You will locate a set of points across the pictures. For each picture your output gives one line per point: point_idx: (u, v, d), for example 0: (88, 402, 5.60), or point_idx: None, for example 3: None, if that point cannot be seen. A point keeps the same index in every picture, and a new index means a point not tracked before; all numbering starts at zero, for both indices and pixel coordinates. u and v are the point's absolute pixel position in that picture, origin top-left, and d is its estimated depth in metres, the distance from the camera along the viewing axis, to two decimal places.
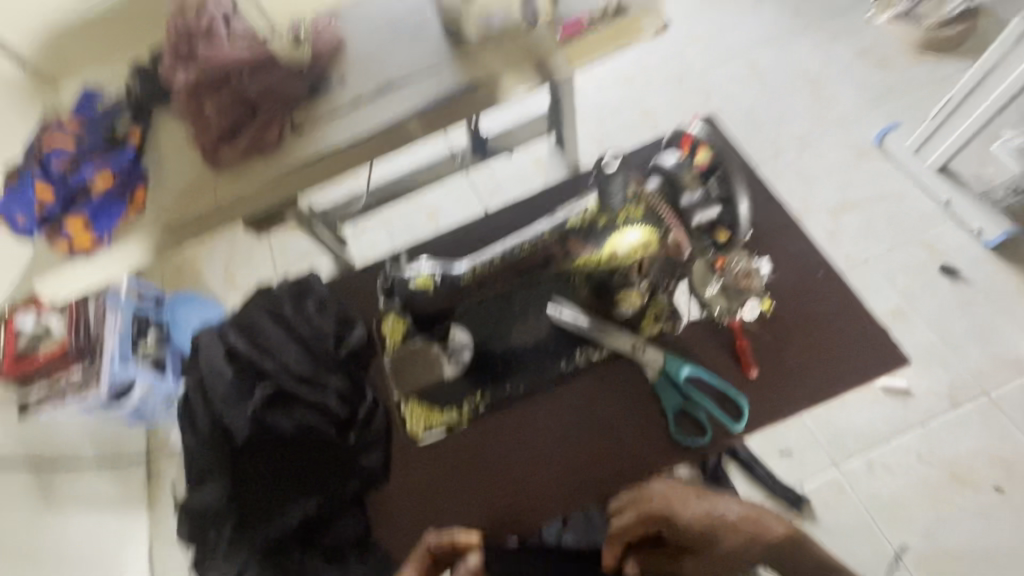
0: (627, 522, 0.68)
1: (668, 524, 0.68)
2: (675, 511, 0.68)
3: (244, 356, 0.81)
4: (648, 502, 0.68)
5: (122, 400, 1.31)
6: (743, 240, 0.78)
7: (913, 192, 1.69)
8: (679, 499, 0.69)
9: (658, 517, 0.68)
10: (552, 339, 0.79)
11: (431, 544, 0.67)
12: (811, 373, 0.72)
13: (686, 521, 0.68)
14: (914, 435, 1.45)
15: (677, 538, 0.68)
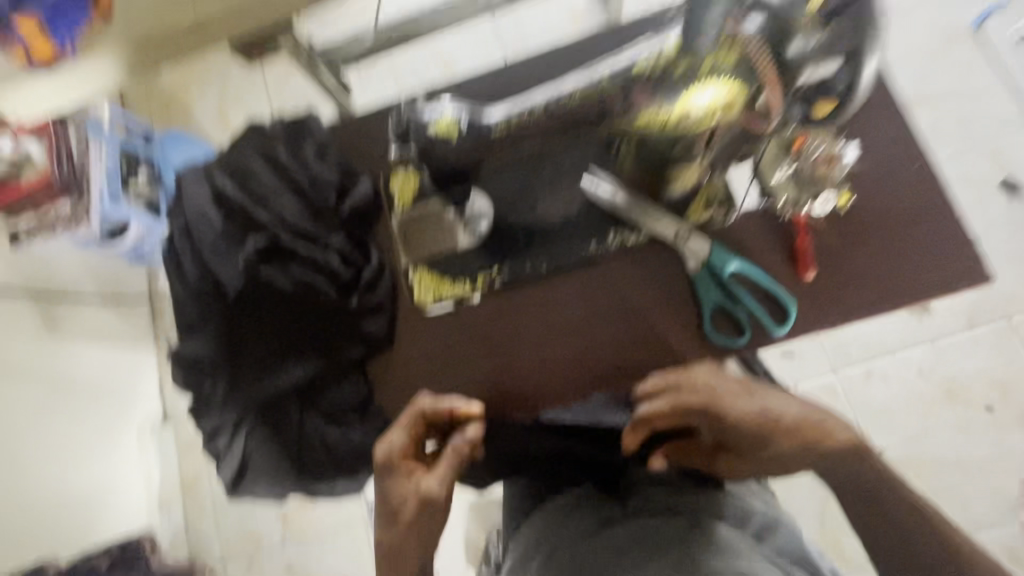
0: (665, 412, 0.63)
1: (715, 419, 0.62)
2: (723, 409, 0.62)
3: (233, 201, 0.71)
4: (690, 393, 0.62)
5: (119, 239, 1.19)
6: (852, 108, 0.58)
7: (983, 71, 1.27)
8: (730, 395, 0.63)
9: (703, 412, 0.62)
10: (584, 216, 0.70)
11: (428, 408, 0.63)
12: (875, 280, 0.64)
13: (733, 419, 0.62)
14: (920, 350, 1.30)
15: (720, 431, 0.64)
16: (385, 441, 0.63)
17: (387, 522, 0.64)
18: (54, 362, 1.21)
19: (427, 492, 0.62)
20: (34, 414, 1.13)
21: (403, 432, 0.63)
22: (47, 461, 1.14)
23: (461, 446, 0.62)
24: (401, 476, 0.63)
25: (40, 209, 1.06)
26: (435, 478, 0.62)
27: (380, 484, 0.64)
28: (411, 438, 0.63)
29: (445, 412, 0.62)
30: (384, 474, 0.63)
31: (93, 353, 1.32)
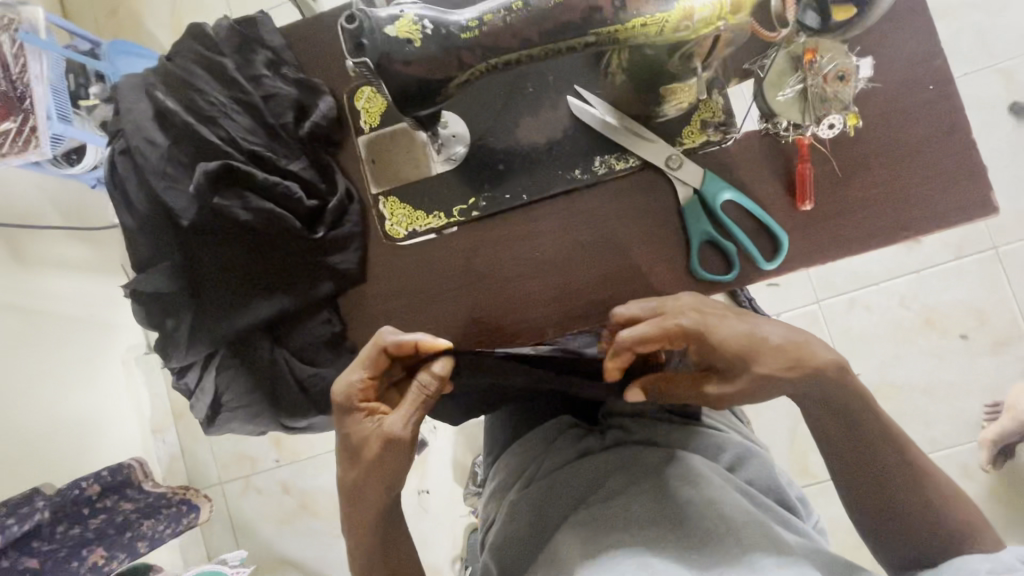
0: (648, 331, 0.56)
1: (701, 338, 0.56)
2: (709, 329, 0.56)
3: (178, 121, 0.64)
4: (677, 315, 0.57)
5: (76, 163, 1.08)
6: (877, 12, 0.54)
7: None
8: (716, 314, 0.57)
9: (688, 329, 0.56)
10: (569, 139, 0.64)
11: (389, 340, 0.57)
12: (875, 211, 0.60)
13: (719, 339, 0.56)
14: (905, 280, 1.30)
15: (704, 356, 0.57)
16: (343, 377, 0.57)
17: (349, 471, 0.57)
18: (26, 294, 1.17)
19: (390, 432, 0.55)
20: (10, 345, 1.10)
21: (363, 366, 0.57)
22: (32, 392, 1.13)
23: (428, 381, 0.56)
24: (363, 416, 0.57)
25: None
26: (398, 415, 0.55)
27: (339, 426, 0.57)
28: (371, 373, 0.57)
29: (409, 343, 0.56)
30: (343, 413, 0.57)
31: (67, 283, 1.28)
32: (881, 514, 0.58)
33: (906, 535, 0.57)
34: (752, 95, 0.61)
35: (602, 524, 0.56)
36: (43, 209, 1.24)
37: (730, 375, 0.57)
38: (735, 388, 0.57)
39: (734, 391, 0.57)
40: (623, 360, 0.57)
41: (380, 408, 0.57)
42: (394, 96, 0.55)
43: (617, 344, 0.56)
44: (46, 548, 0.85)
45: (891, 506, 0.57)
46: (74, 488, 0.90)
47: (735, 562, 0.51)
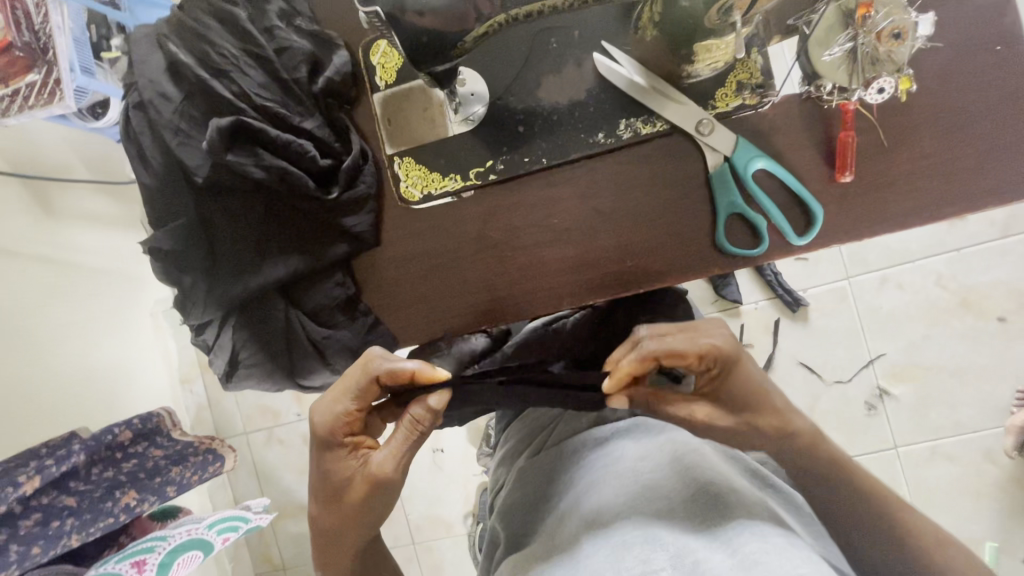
0: (681, 345, 0.55)
1: (728, 368, 0.56)
2: (739, 363, 0.56)
3: (189, 74, 0.62)
4: (709, 338, 0.56)
5: (102, 116, 1.14)
6: None
7: None
8: (744, 359, 0.56)
9: (721, 353, 0.55)
10: (593, 101, 0.60)
11: (380, 372, 0.54)
12: (920, 186, 0.56)
13: (743, 373, 0.56)
14: (943, 258, 1.24)
15: (712, 387, 0.57)
16: (326, 409, 0.55)
17: (334, 502, 0.57)
18: (57, 247, 1.20)
19: (379, 471, 0.55)
20: (45, 295, 1.14)
21: (350, 398, 0.55)
22: (67, 340, 1.17)
23: (419, 418, 0.56)
24: (348, 449, 0.56)
25: (9, 86, 0.91)
26: (388, 455, 0.55)
27: (321, 456, 0.57)
28: (359, 404, 0.55)
29: (403, 376, 0.54)
30: (327, 445, 0.56)
31: (96, 237, 1.30)
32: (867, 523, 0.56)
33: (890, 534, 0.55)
34: (796, 53, 0.56)
35: (607, 493, 0.55)
36: (70, 162, 1.26)
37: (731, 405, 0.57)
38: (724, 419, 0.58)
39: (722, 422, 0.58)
40: (638, 366, 0.55)
41: (365, 442, 0.57)
42: (405, 49, 0.52)
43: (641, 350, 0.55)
44: (81, 488, 0.87)
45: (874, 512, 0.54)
46: (106, 433, 0.92)
47: (736, 525, 0.48)
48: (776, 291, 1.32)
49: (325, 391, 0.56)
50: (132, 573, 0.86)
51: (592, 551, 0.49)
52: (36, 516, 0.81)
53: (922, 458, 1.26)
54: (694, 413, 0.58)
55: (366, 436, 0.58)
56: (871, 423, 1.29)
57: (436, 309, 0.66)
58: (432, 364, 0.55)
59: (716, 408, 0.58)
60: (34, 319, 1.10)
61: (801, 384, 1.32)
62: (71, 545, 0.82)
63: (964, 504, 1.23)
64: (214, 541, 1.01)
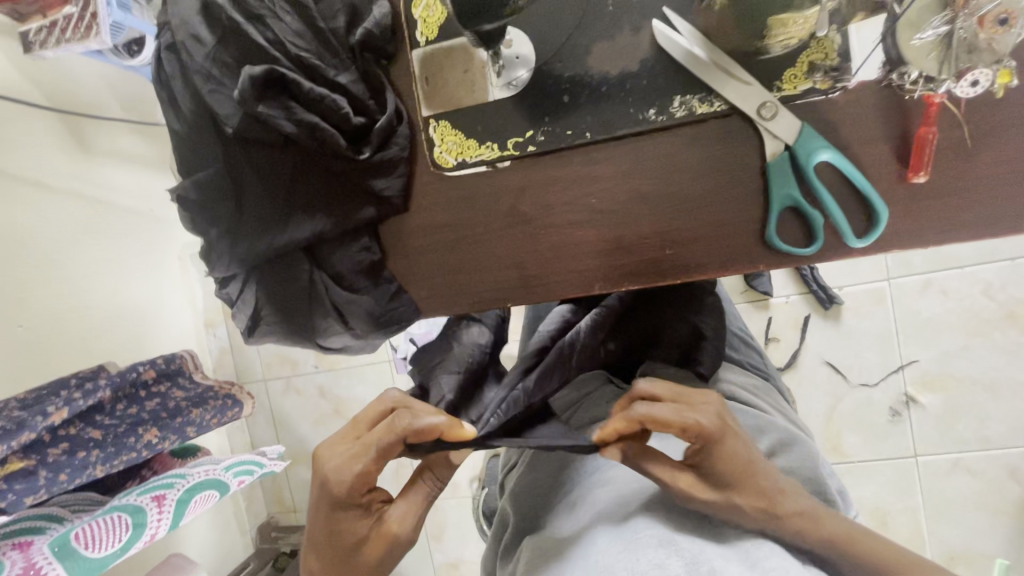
0: (667, 414, 0.49)
1: (719, 444, 0.49)
2: (727, 439, 0.50)
3: (225, 17, 0.59)
4: (697, 412, 0.50)
5: (137, 55, 1.14)
6: None
7: None
8: (735, 436, 0.50)
9: (708, 434, 0.49)
10: (646, 74, 0.56)
11: (406, 429, 0.52)
12: (998, 194, 0.51)
13: (733, 448, 0.50)
14: (996, 266, 1.17)
15: (701, 458, 0.50)
16: (344, 467, 0.52)
17: (339, 560, 0.54)
18: (89, 183, 1.20)
19: (397, 531, 0.54)
20: (78, 231, 1.16)
21: (371, 456, 0.52)
22: (96, 277, 1.19)
23: (442, 474, 0.57)
24: (362, 508, 0.54)
25: (48, 16, 1.01)
26: (406, 512, 0.55)
27: (331, 515, 0.53)
28: (379, 464, 0.52)
29: (431, 433, 0.52)
30: (341, 504, 0.53)
31: (128, 176, 1.30)
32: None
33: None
34: (880, 33, 0.50)
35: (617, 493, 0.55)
36: (104, 99, 1.25)
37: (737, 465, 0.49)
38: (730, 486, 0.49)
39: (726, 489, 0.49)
40: (626, 425, 0.51)
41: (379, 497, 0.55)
42: None
43: (631, 411, 0.51)
44: (106, 422, 0.89)
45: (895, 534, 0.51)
46: (132, 371, 0.94)
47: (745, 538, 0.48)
48: (811, 287, 1.27)
49: (340, 446, 0.53)
50: (153, 507, 0.89)
51: (602, 548, 0.48)
52: (64, 445, 0.83)
53: (941, 469, 1.22)
54: (677, 480, 0.50)
55: (379, 492, 0.55)
56: (893, 429, 1.25)
57: (462, 282, 0.65)
58: (461, 422, 0.53)
59: (697, 475, 0.50)
60: (64, 253, 1.12)
61: (824, 384, 1.29)
62: (96, 475, 0.84)
63: (980, 519, 1.20)
64: (230, 482, 1.04)
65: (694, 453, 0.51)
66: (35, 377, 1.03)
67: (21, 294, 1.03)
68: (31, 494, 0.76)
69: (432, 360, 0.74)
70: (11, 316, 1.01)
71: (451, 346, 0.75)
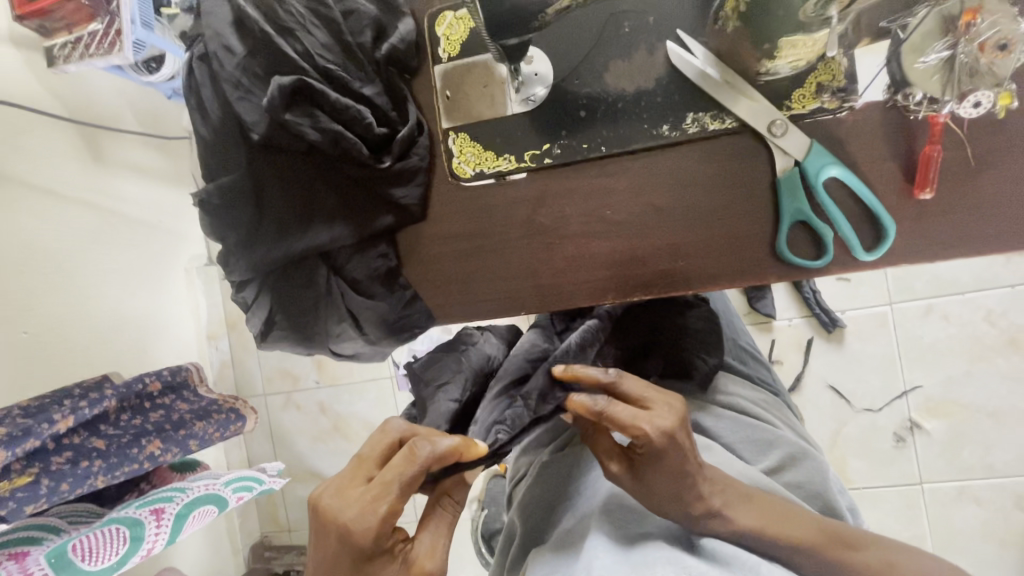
0: (624, 417, 0.51)
1: (658, 458, 0.51)
2: (673, 457, 0.51)
3: (256, 29, 0.62)
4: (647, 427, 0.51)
5: (155, 71, 1.17)
6: None
7: None
8: (677, 458, 0.51)
9: (651, 445, 0.50)
10: (660, 92, 0.58)
11: (427, 458, 0.52)
12: (999, 213, 0.53)
13: (670, 465, 0.51)
14: (996, 293, 1.19)
15: (639, 460, 0.53)
16: (368, 513, 0.50)
17: None
18: (101, 194, 1.22)
19: (430, 567, 0.54)
20: (86, 241, 1.17)
21: (395, 495, 0.51)
22: (103, 287, 1.20)
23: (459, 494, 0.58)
24: (388, 552, 0.52)
25: (73, 32, 1.04)
26: (434, 546, 0.55)
27: (358, 567, 0.51)
28: (402, 502, 0.51)
29: (453, 456, 0.52)
30: (368, 555, 0.51)
31: (140, 188, 1.32)
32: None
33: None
34: (885, 58, 0.53)
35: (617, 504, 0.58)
36: (121, 112, 1.28)
37: (693, 483, 0.52)
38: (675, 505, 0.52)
39: (667, 506, 0.52)
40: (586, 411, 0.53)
41: (402, 536, 0.54)
42: (486, 22, 0.51)
43: (594, 404, 0.52)
44: (110, 432, 0.88)
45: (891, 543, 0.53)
46: (138, 382, 0.94)
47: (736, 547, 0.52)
48: (814, 310, 1.28)
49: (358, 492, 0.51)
50: (151, 520, 0.87)
51: (606, 565, 0.49)
52: (67, 454, 0.82)
53: (947, 497, 1.21)
54: (607, 467, 0.55)
55: (400, 532, 0.55)
56: (898, 455, 1.24)
57: (477, 291, 0.66)
58: (475, 440, 0.55)
59: (628, 471, 0.54)
60: (72, 262, 1.13)
61: (827, 409, 1.28)
62: (96, 486, 0.82)
63: (987, 550, 1.19)
64: (229, 498, 1.02)
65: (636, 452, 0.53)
66: (38, 385, 1.03)
67: (27, 302, 1.03)
68: (32, 502, 0.74)
69: (431, 371, 0.70)
70: (16, 322, 1.01)
71: (460, 363, 0.70)
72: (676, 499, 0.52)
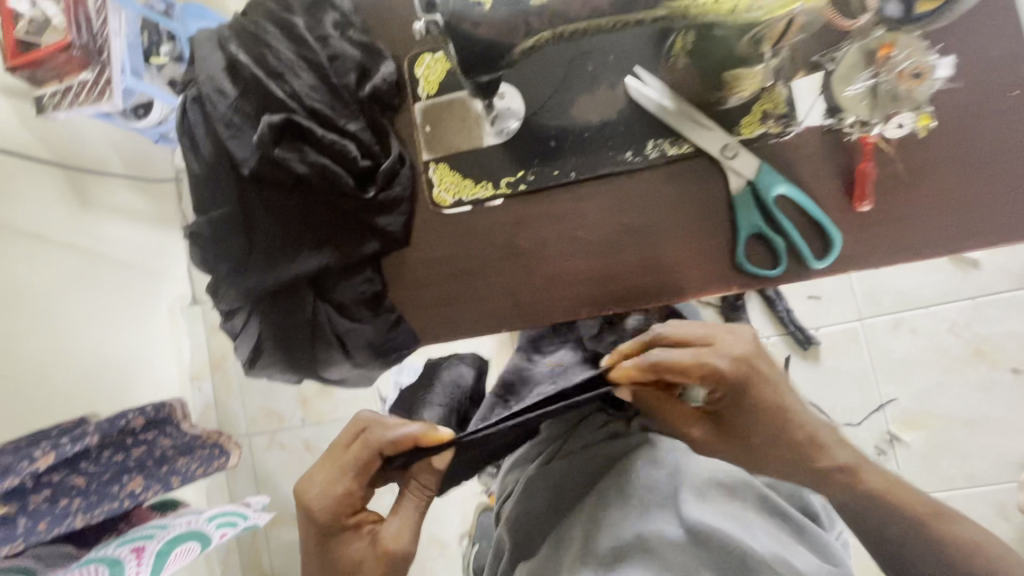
0: (684, 360, 0.57)
1: (736, 391, 0.59)
2: (749, 385, 0.58)
3: (248, 74, 0.67)
4: (722, 360, 0.58)
5: (143, 117, 1.20)
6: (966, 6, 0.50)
7: None
8: (761, 378, 0.59)
9: (725, 376, 0.58)
10: (623, 122, 0.64)
11: (382, 442, 0.55)
12: (938, 223, 0.58)
13: (750, 394, 0.59)
14: (959, 306, 1.25)
15: (718, 405, 0.60)
16: (326, 492, 0.55)
17: None
18: (86, 236, 1.24)
19: (392, 546, 0.56)
20: (69, 281, 1.18)
21: (352, 475, 0.55)
22: (84, 328, 1.20)
23: (429, 480, 0.59)
24: (352, 530, 0.56)
25: (64, 81, 1.06)
26: (400, 527, 0.57)
27: (325, 543, 0.56)
28: (361, 482, 0.56)
29: (408, 441, 0.55)
30: (332, 531, 0.56)
31: (126, 231, 1.34)
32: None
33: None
34: (820, 87, 0.59)
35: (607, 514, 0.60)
36: (108, 157, 1.31)
37: (780, 409, 0.59)
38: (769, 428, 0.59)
39: (764, 431, 0.59)
40: (640, 369, 0.57)
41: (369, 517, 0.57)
42: (458, 61, 0.56)
43: (646, 358, 0.57)
44: (91, 469, 0.85)
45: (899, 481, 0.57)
46: (121, 418, 0.89)
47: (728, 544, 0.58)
48: (788, 328, 1.32)
49: (320, 472, 0.56)
50: (131, 558, 0.84)
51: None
52: (46, 492, 0.80)
53: None
54: (692, 433, 0.62)
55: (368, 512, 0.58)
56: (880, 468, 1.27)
57: (460, 313, 0.68)
58: (435, 426, 0.56)
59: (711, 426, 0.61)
60: (53, 304, 1.13)
61: None
62: (75, 526, 0.80)
63: None
64: (212, 534, 0.98)
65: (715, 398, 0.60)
66: (15, 428, 1.01)
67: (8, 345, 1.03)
68: (7, 543, 0.74)
69: (411, 398, 0.76)
70: None
71: (433, 380, 0.77)
72: (769, 419, 0.59)
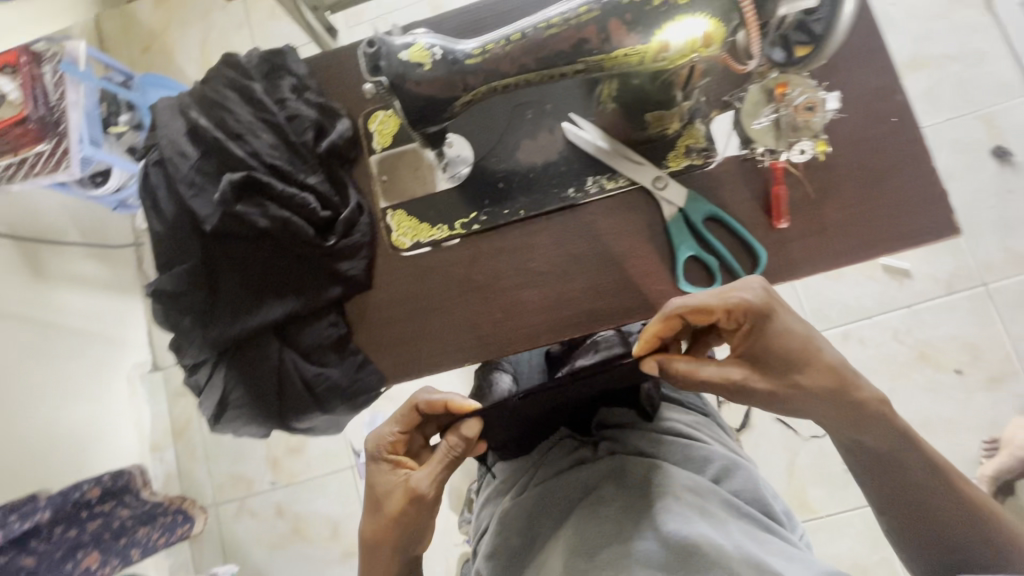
0: (706, 299, 0.59)
1: (760, 325, 0.59)
2: (772, 324, 0.59)
3: (209, 137, 0.71)
4: (745, 292, 0.60)
5: (101, 184, 1.21)
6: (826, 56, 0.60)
7: (985, 37, 1.30)
8: (781, 307, 0.60)
9: (752, 307, 0.58)
10: (564, 162, 0.70)
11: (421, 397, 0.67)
12: (849, 233, 0.65)
13: (775, 328, 0.59)
14: (897, 313, 1.31)
15: (749, 345, 0.59)
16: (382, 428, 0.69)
17: (374, 517, 0.66)
18: (42, 306, 1.22)
19: (413, 484, 0.64)
20: (25, 351, 1.15)
21: (398, 420, 0.68)
22: (36, 400, 1.15)
23: (454, 444, 0.64)
24: (391, 465, 0.67)
25: (19, 153, 1.04)
26: (422, 472, 0.64)
27: (372, 471, 0.68)
28: (404, 428, 0.68)
29: (439, 400, 0.65)
30: (377, 458, 0.68)
31: (83, 299, 1.32)
32: (903, 515, 0.61)
33: (934, 528, 0.60)
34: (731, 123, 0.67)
35: (582, 534, 0.60)
36: (63, 226, 1.30)
37: (808, 339, 0.59)
38: (806, 362, 0.59)
39: (805, 366, 0.58)
40: (664, 319, 0.60)
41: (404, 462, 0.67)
42: (406, 114, 0.61)
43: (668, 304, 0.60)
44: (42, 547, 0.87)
45: (905, 425, 0.60)
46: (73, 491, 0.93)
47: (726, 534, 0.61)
48: None
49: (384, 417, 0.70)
50: None
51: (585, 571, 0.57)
52: None
53: None
54: (732, 375, 0.59)
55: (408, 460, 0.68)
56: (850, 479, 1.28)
57: (424, 350, 0.71)
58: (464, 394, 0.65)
59: (749, 367, 0.59)
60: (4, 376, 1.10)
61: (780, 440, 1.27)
62: None
63: None
64: None
65: (743, 337, 0.59)
66: None
67: None
68: None
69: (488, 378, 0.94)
70: None
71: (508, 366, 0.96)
72: (806, 352, 0.59)
